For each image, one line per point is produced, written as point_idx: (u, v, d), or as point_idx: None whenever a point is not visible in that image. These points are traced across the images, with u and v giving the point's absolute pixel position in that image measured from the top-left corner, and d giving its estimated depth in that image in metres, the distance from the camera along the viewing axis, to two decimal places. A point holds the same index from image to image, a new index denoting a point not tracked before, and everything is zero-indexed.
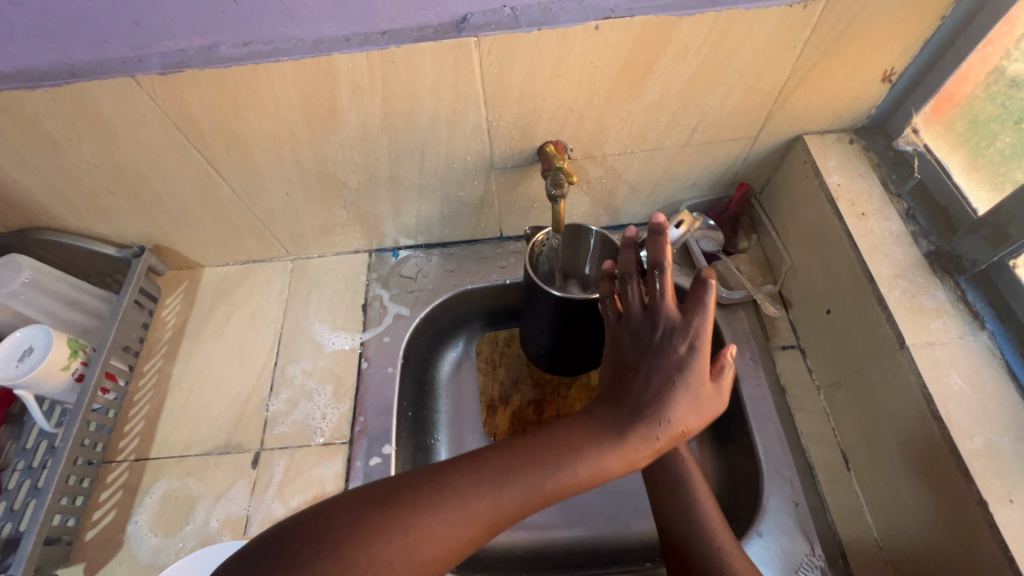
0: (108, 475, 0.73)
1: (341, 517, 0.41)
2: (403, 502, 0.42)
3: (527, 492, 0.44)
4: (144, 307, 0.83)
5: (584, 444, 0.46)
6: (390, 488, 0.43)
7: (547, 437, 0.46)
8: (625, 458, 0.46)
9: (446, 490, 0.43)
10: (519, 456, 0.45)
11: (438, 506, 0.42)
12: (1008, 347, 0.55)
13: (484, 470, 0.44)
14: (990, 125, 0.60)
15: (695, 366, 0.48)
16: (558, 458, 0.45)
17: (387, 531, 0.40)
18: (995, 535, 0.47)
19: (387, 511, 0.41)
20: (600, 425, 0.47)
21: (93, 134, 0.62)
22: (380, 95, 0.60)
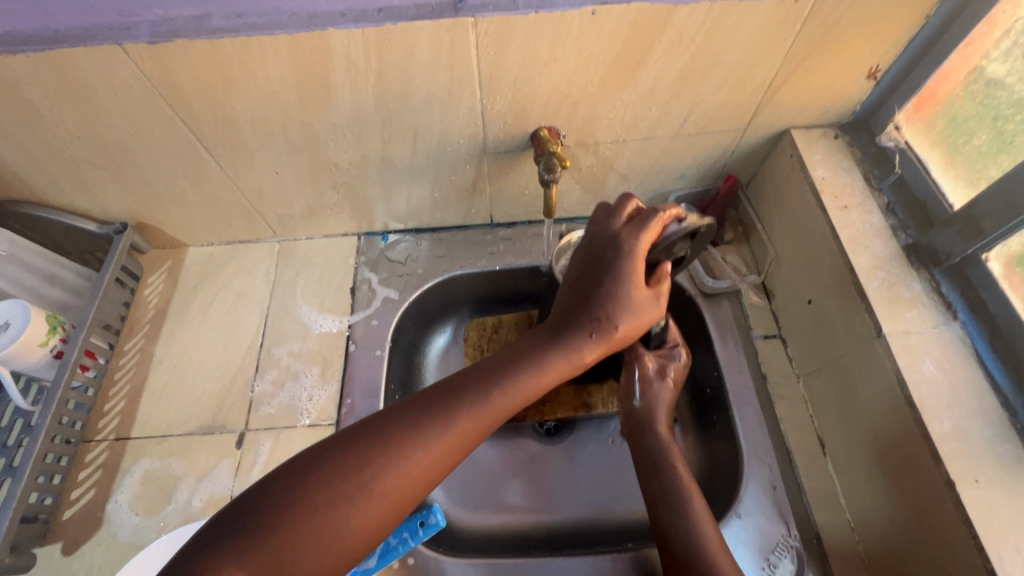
0: (87, 453, 0.72)
1: (298, 472, 0.42)
2: (361, 447, 0.44)
3: (481, 410, 0.47)
4: (126, 285, 0.81)
5: (526, 362, 0.49)
6: (343, 435, 0.45)
7: (490, 363, 0.50)
8: (568, 364, 0.50)
9: (400, 424, 0.45)
10: (467, 383, 0.48)
11: (394, 442, 0.44)
12: (978, 337, 0.58)
13: (436, 402, 0.47)
14: (968, 123, 0.62)
15: (627, 275, 0.51)
16: (502, 375, 0.49)
17: (345, 469, 0.43)
18: (960, 512, 0.50)
19: (345, 458, 0.43)
20: (541, 342, 0.51)
21: (77, 104, 0.60)
22: (375, 73, 0.60)
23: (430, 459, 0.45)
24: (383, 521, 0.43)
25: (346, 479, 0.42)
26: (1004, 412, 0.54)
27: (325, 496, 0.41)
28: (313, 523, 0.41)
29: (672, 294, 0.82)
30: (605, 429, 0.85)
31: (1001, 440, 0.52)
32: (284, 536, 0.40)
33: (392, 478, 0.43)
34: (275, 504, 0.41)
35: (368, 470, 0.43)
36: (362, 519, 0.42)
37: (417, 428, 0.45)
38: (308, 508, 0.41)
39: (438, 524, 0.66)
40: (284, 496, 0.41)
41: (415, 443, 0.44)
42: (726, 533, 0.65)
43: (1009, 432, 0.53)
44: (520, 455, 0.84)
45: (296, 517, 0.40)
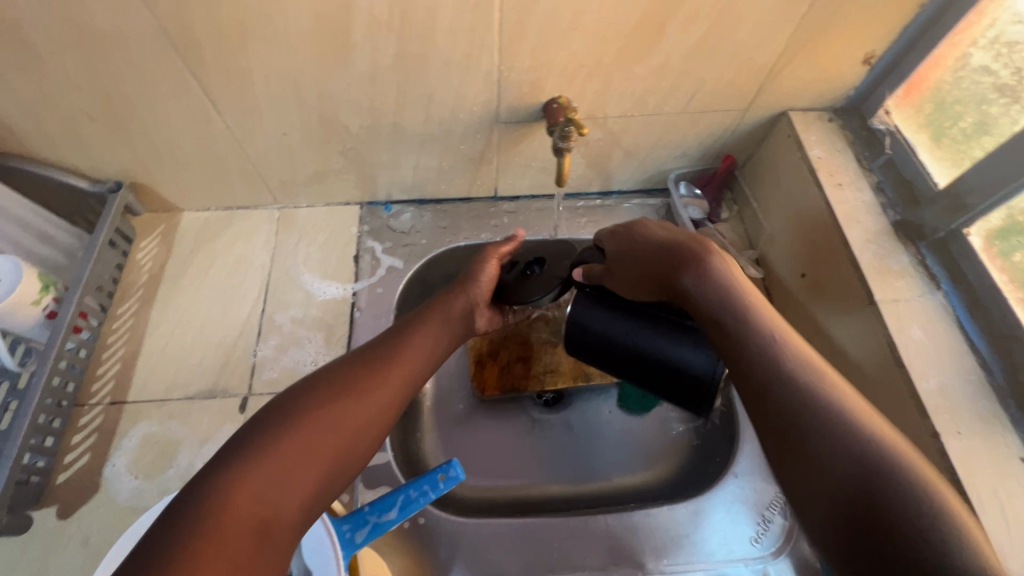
0: (80, 417, 0.69)
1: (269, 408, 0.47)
2: (318, 381, 0.50)
3: (406, 349, 0.56)
4: (118, 247, 0.78)
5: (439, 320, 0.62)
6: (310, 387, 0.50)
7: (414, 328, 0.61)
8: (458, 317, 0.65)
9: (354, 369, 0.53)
10: (393, 338, 0.57)
11: (354, 376, 0.51)
12: (959, 305, 0.62)
13: (383, 348, 0.56)
14: (955, 108, 0.66)
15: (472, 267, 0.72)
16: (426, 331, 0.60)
17: (324, 395, 0.49)
18: (945, 462, 0.54)
19: (317, 391, 0.49)
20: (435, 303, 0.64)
21: (81, 50, 0.58)
22: (396, 33, 0.59)
23: (378, 383, 0.51)
24: (356, 432, 0.47)
25: (316, 399, 0.47)
26: (982, 371, 0.58)
27: (300, 412, 0.46)
28: (301, 432, 0.44)
29: None
30: (602, 399, 0.87)
31: (980, 396, 0.57)
32: (274, 444, 0.43)
33: (353, 397, 0.49)
34: (256, 426, 0.45)
35: (338, 389, 0.49)
36: (336, 429, 0.46)
37: (360, 364, 0.52)
38: (293, 421, 0.45)
39: (460, 476, 0.56)
40: (265, 422, 0.45)
41: (365, 371, 0.52)
42: (723, 491, 0.69)
43: (986, 389, 0.57)
44: (522, 424, 0.86)
45: (283, 431, 0.44)
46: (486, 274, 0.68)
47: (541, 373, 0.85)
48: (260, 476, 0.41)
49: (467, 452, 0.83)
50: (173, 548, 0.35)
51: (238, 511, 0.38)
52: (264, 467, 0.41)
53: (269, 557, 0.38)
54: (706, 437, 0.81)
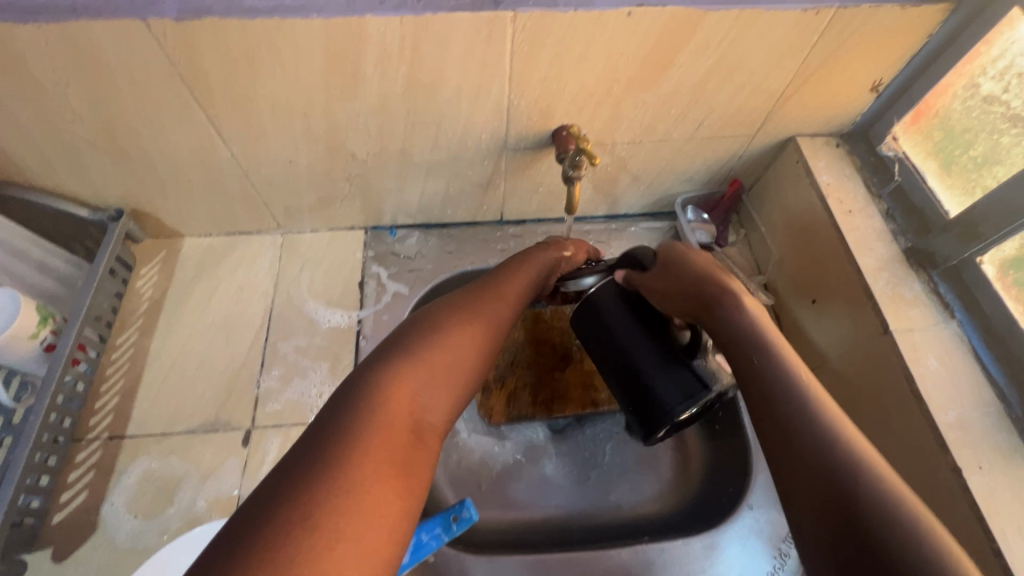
0: (78, 454, 0.67)
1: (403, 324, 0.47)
2: (438, 300, 0.51)
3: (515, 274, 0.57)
4: (118, 275, 0.77)
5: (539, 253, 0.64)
6: (453, 294, 0.52)
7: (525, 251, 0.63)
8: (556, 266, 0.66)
9: (486, 285, 0.54)
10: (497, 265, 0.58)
11: (489, 291, 0.53)
12: (973, 334, 0.62)
13: (504, 270, 0.58)
14: (965, 136, 0.66)
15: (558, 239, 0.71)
16: (535, 259, 0.62)
17: (470, 306, 0.51)
18: (968, 498, 0.53)
19: (461, 300, 0.51)
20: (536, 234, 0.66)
21: (85, 80, 0.57)
22: (406, 63, 0.59)
23: (497, 305, 0.52)
24: (482, 346, 0.48)
25: (444, 314, 0.48)
26: (1000, 403, 0.58)
27: (431, 327, 0.47)
28: (436, 344, 0.45)
29: None
30: (612, 424, 0.85)
31: (1000, 429, 0.56)
32: (419, 354, 0.44)
33: (476, 314, 0.50)
34: (396, 340, 0.45)
35: (475, 305, 0.51)
36: (464, 340, 0.47)
37: (474, 287, 0.53)
38: (427, 334, 0.46)
39: (470, 518, 0.59)
40: (405, 334, 0.46)
41: (482, 293, 0.52)
42: (738, 522, 0.70)
43: (1005, 422, 0.57)
44: (531, 451, 0.84)
45: (437, 337, 0.46)
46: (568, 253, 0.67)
47: (548, 401, 0.84)
48: (410, 380, 0.42)
49: (476, 480, 0.81)
50: (351, 438, 0.37)
51: (399, 406, 0.40)
52: (412, 372, 0.43)
53: (424, 455, 0.40)
54: (721, 464, 0.80)
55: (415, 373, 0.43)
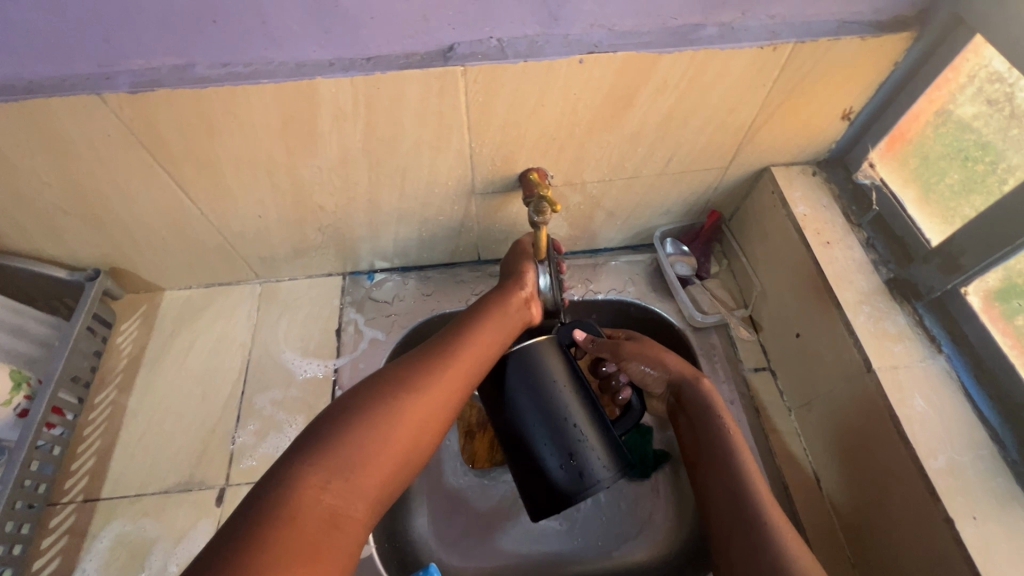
0: (51, 518, 0.67)
1: (336, 406, 0.51)
2: (381, 379, 0.54)
3: (467, 345, 0.59)
4: (97, 334, 0.77)
5: (496, 302, 0.67)
6: (393, 366, 0.56)
7: (479, 308, 0.66)
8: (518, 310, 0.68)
9: (430, 353, 0.58)
10: (449, 333, 0.61)
11: (427, 360, 0.56)
12: (963, 369, 0.59)
13: (451, 333, 0.61)
14: (940, 162, 0.64)
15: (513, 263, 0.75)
16: (488, 315, 0.64)
17: (404, 378, 0.54)
18: (962, 550, 0.50)
19: (395, 374, 0.54)
20: (496, 296, 0.68)
21: (50, 153, 0.58)
22: (363, 119, 0.59)
23: (439, 385, 0.55)
24: (418, 432, 0.52)
25: (381, 397, 0.51)
26: (994, 445, 0.55)
27: (364, 412, 0.50)
28: (366, 434, 0.49)
29: (662, 327, 0.84)
30: None
31: (994, 473, 0.53)
32: (345, 445, 0.47)
33: (414, 398, 0.52)
34: (326, 427, 0.49)
35: (408, 377, 0.54)
36: (399, 429, 0.50)
37: (419, 362, 0.56)
38: (358, 423, 0.49)
39: None
40: (331, 419, 0.50)
41: (425, 372, 0.55)
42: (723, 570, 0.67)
43: (1001, 465, 0.53)
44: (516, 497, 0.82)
45: (360, 418, 0.49)
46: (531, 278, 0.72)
47: None
48: (333, 474, 0.46)
49: (456, 527, 0.79)
50: (261, 528, 0.41)
51: (317, 504, 0.44)
52: (336, 467, 0.46)
53: (337, 542, 0.43)
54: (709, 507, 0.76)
55: (340, 466, 0.46)
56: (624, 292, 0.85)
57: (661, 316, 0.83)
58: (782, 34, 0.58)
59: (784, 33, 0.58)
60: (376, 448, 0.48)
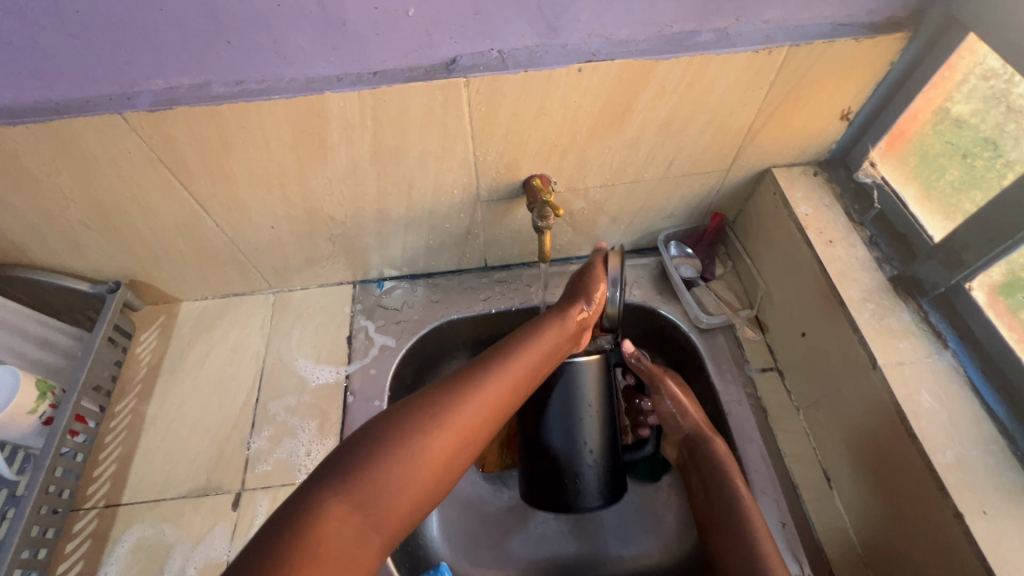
0: (75, 523, 0.69)
1: (370, 428, 0.51)
2: (417, 406, 0.53)
3: (504, 377, 0.58)
4: (117, 344, 0.80)
5: (541, 327, 0.64)
6: (429, 393, 0.55)
7: (523, 332, 0.63)
8: (567, 334, 0.64)
9: (466, 383, 0.56)
10: (488, 360, 0.59)
11: (461, 393, 0.55)
12: (970, 364, 0.59)
13: (489, 360, 0.59)
14: (940, 159, 0.65)
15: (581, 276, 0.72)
16: (531, 342, 0.61)
17: (436, 412, 0.53)
18: (972, 545, 0.49)
19: (427, 404, 0.53)
20: (546, 318, 0.65)
21: (75, 170, 0.61)
22: (370, 132, 0.61)
23: (467, 422, 0.54)
24: (443, 466, 0.52)
25: (414, 429, 0.51)
26: (1003, 439, 0.54)
27: (394, 443, 0.50)
28: (393, 468, 0.49)
29: (668, 329, 0.84)
30: None
31: (1004, 468, 0.53)
32: (373, 477, 0.48)
33: (445, 432, 0.53)
34: (358, 454, 0.49)
35: (439, 411, 0.53)
36: (426, 463, 0.51)
37: (456, 390, 0.55)
38: (387, 456, 0.49)
39: None
40: (359, 448, 0.50)
41: (459, 403, 0.54)
42: None
43: (1011, 460, 0.53)
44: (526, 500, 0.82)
45: (387, 453, 0.49)
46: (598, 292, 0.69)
47: None
48: (355, 505, 0.47)
49: (467, 531, 0.79)
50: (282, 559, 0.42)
51: (339, 537, 0.45)
52: (359, 500, 0.47)
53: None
54: None
55: (363, 499, 0.47)
56: (630, 295, 0.85)
57: (667, 318, 0.84)
58: (776, 38, 0.59)
59: (778, 36, 0.59)
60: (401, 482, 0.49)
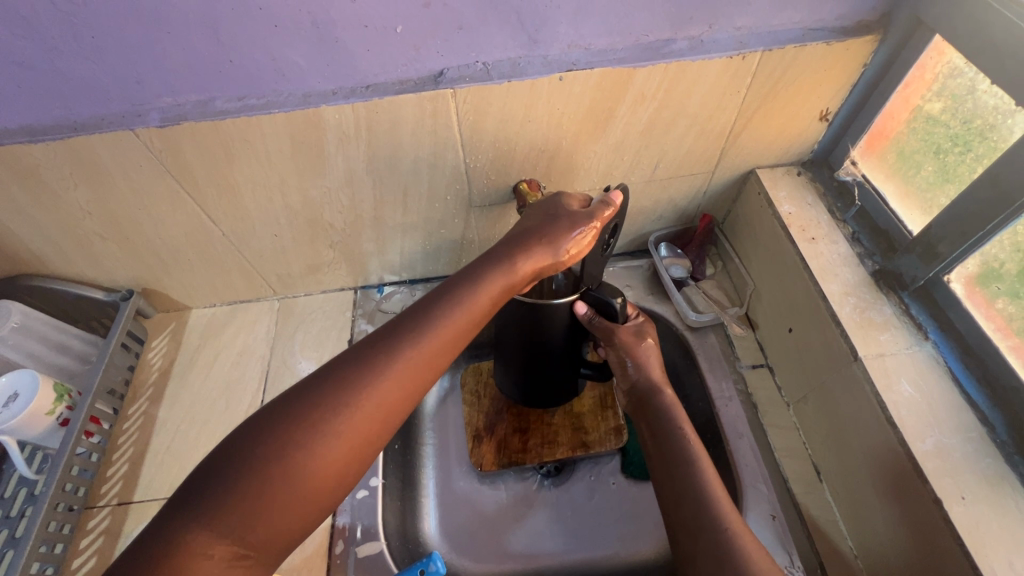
0: (89, 520, 0.72)
1: (244, 433, 0.42)
2: (304, 401, 0.44)
3: (418, 351, 0.49)
4: (130, 349, 0.84)
5: (468, 286, 0.53)
6: (329, 372, 0.46)
7: (445, 291, 0.53)
8: (504, 287, 0.54)
9: (372, 356, 0.47)
10: (397, 334, 0.49)
11: (367, 368, 0.46)
12: (950, 355, 0.60)
13: (404, 328, 0.50)
14: (915, 156, 0.66)
15: (564, 215, 0.59)
16: (452, 305, 0.52)
17: (335, 394, 0.45)
18: (951, 530, 0.50)
19: (325, 387, 0.45)
20: (481, 273, 0.54)
21: (90, 184, 0.65)
22: (365, 142, 0.65)
23: (371, 404, 0.45)
24: (342, 467, 0.44)
25: (302, 426, 0.43)
26: (982, 427, 0.56)
27: (275, 449, 0.42)
28: (273, 481, 0.41)
29: (660, 329, 0.86)
30: (605, 469, 0.85)
31: (983, 455, 0.54)
32: (247, 497, 0.40)
33: (341, 427, 0.44)
34: (228, 471, 0.41)
35: (336, 394, 0.45)
36: (317, 469, 0.43)
37: (364, 364, 0.47)
38: (265, 467, 0.41)
39: (439, 570, 0.65)
40: (241, 447, 0.42)
41: (358, 389, 0.45)
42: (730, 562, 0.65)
43: (989, 447, 0.54)
44: (523, 499, 0.84)
45: (274, 449, 0.42)
46: (574, 238, 0.57)
47: (538, 445, 0.84)
48: (226, 533, 0.39)
49: (465, 528, 0.81)
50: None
51: (203, 574, 0.37)
52: (231, 525, 0.39)
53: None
54: None
55: (237, 521, 0.39)
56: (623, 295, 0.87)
57: (659, 318, 0.86)
58: (749, 44, 0.61)
59: (752, 42, 0.61)
60: (284, 496, 0.41)
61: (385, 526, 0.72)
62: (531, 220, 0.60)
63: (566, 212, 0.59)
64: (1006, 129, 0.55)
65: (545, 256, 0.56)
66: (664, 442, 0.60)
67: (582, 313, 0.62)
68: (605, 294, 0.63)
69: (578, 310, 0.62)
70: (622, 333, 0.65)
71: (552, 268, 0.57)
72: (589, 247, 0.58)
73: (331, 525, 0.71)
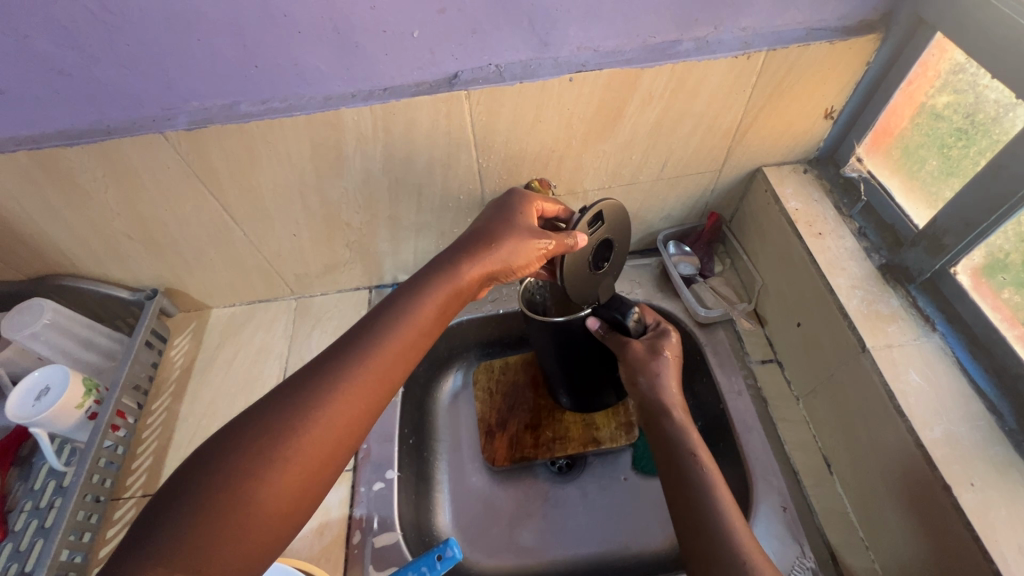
0: (115, 511, 0.74)
1: (205, 466, 0.44)
2: (257, 429, 0.46)
3: (369, 366, 0.51)
4: (154, 347, 0.87)
5: (413, 297, 0.56)
6: (279, 395, 0.49)
7: (390, 304, 0.56)
8: (449, 296, 0.58)
9: (322, 376, 0.50)
10: (345, 353, 0.52)
11: (320, 387, 0.49)
12: (958, 346, 0.61)
13: (353, 343, 0.53)
14: (920, 151, 0.68)
15: (509, 224, 0.61)
16: (399, 318, 0.55)
17: (288, 413, 0.47)
18: (960, 516, 0.51)
19: (280, 409, 0.48)
20: (426, 283, 0.57)
21: (120, 186, 0.68)
22: (382, 142, 0.67)
23: (327, 421, 0.48)
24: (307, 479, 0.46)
25: (262, 446, 0.45)
26: (991, 416, 0.56)
27: (230, 479, 0.43)
28: (229, 512, 0.42)
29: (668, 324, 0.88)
30: (616, 465, 0.86)
31: (992, 443, 0.55)
32: (206, 531, 0.41)
33: (298, 448, 0.46)
34: (190, 505, 0.42)
35: (291, 415, 0.47)
36: (276, 494, 0.44)
37: (316, 382, 0.50)
38: (223, 500, 0.42)
39: (455, 556, 0.66)
40: (206, 468, 0.44)
41: (313, 411, 0.48)
42: None
43: (998, 435, 0.55)
44: (535, 494, 0.85)
45: (235, 470, 0.44)
46: (518, 249, 0.59)
47: (550, 441, 0.86)
48: (189, 566, 0.39)
49: (478, 523, 0.82)
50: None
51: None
52: (192, 557, 0.40)
53: None
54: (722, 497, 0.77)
55: (196, 554, 0.40)
56: (633, 293, 0.89)
57: (668, 315, 0.87)
58: (754, 44, 0.63)
59: (756, 42, 0.63)
60: (242, 525, 0.42)
61: (400, 517, 0.74)
62: (477, 225, 0.62)
63: (512, 220, 0.61)
64: (1008, 122, 0.56)
65: (490, 263, 0.59)
66: (672, 462, 0.60)
67: (595, 327, 0.68)
68: (615, 309, 0.69)
69: (592, 324, 0.68)
70: (634, 346, 0.67)
71: (500, 274, 0.60)
72: (538, 260, 0.60)
73: (348, 516, 0.72)
